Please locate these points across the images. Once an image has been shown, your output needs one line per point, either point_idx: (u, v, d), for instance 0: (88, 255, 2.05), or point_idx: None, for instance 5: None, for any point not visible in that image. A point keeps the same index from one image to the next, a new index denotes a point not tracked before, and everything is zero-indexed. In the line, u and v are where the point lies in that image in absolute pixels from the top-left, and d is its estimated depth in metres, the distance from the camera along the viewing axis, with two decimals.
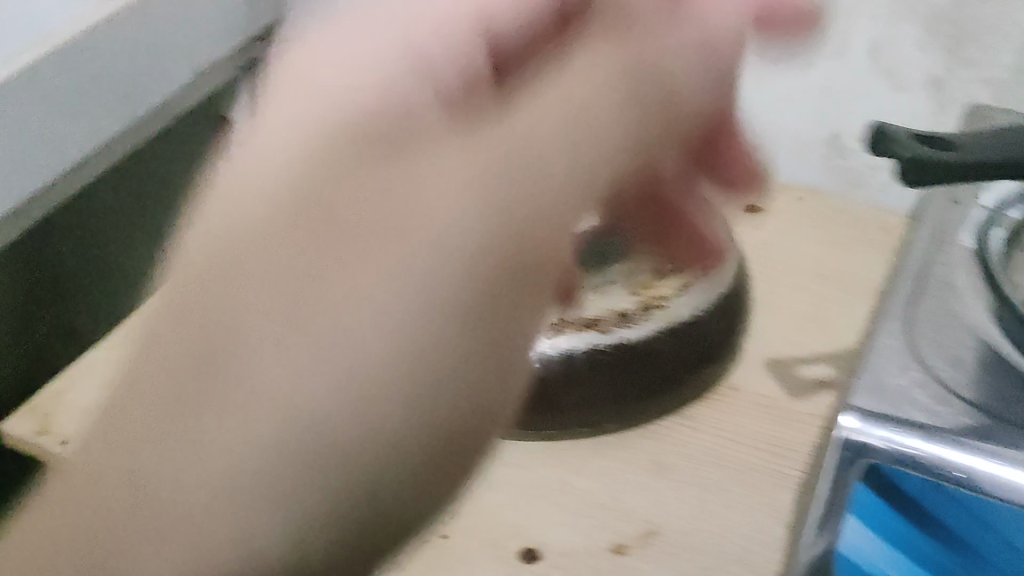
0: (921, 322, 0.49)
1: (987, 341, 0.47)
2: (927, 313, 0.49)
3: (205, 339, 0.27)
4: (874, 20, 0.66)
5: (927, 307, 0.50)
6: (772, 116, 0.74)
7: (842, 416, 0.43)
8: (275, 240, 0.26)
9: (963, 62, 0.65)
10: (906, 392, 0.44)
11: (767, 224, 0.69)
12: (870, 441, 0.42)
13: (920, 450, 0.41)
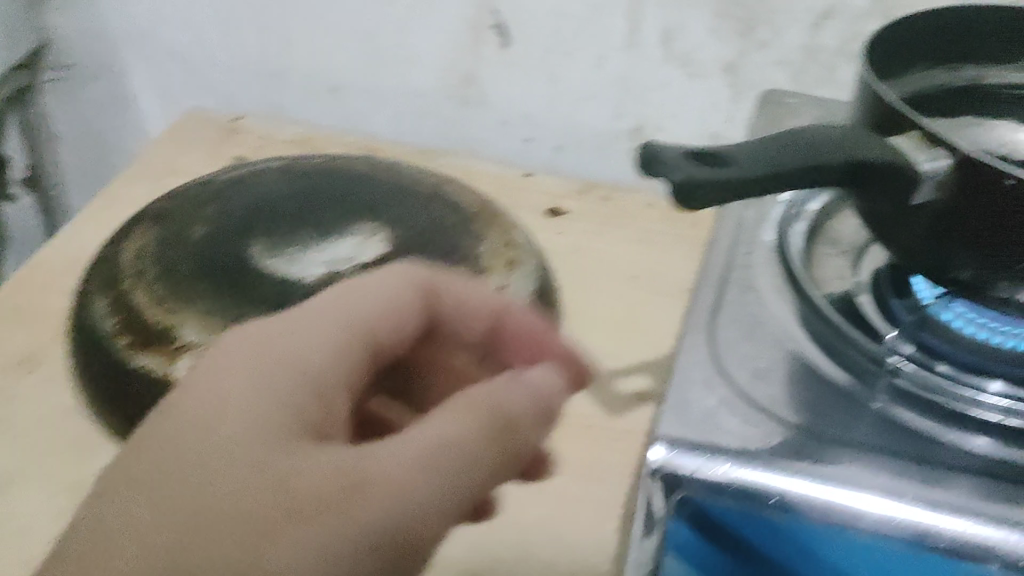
0: (730, 330, 0.46)
1: (797, 349, 0.46)
2: (734, 321, 0.47)
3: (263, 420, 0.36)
4: (663, 8, 0.66)
5: (731, 313, 0.47)
6: (564, 107, 0.72)
7: (653, 447, 0.37)
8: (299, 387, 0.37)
9: (756, 44, 0.66)
10: (712, 413, 0.41)
11: (567, 224, 0.66)
12: (682, 476, 0.36)
13: (742, 483, 0.35)
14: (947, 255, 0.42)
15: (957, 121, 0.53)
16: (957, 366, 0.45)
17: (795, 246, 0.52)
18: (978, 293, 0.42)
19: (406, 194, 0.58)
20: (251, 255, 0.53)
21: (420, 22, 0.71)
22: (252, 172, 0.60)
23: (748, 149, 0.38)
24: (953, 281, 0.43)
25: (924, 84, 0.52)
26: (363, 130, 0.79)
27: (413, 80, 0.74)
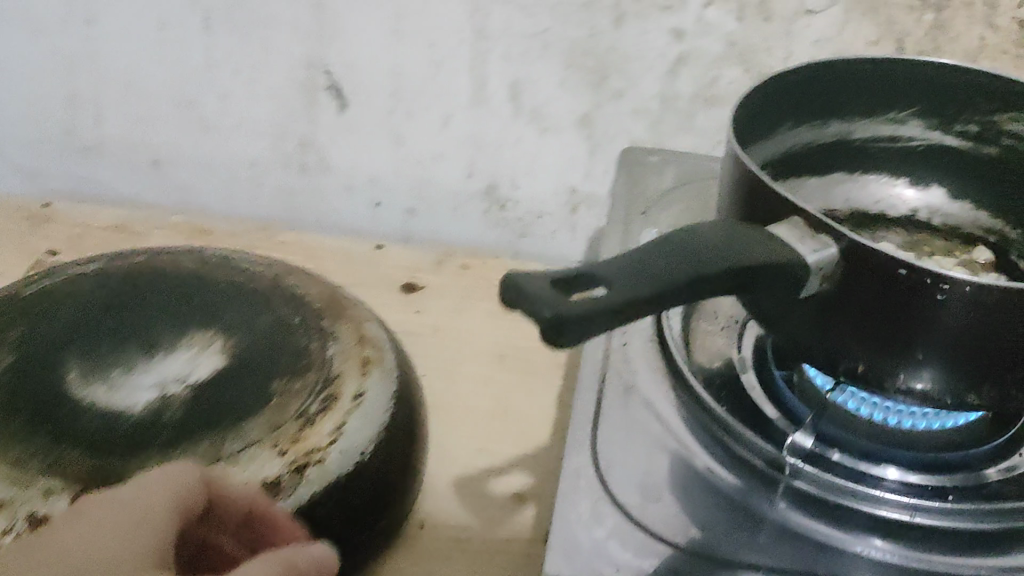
0: (613, 441, 0.42)
1: (685, 455, 0.42)
2: (614, 429, 0.43)
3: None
4: (508, 61, 0.62)
5: (612, 418, 0.44)
6: (411, 171, 0.67)
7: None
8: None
9: (609, 95, 0.63)
10: (602, 547, 0.37)
11: (424, 302, 0.61)
12: None
13: None
14: (837, 345, 0.40)
15: (828, 178, 0.52)
16: (852, 453, 0.43)
17: (671, 331, 0.49)
18: (868, 384, 0.41)
19: (239, 292, 0.53)
20: (68, 382, 0.46)
21: (246, 85, 0.65)
22: (56, 279, 0.53)
23: (627, 257, 0.34)
24: (843, 371, 0.41)
25: (785, 145, 0.48)
26: (193, 204, 0.72)
27: (243, 149, 0.68)
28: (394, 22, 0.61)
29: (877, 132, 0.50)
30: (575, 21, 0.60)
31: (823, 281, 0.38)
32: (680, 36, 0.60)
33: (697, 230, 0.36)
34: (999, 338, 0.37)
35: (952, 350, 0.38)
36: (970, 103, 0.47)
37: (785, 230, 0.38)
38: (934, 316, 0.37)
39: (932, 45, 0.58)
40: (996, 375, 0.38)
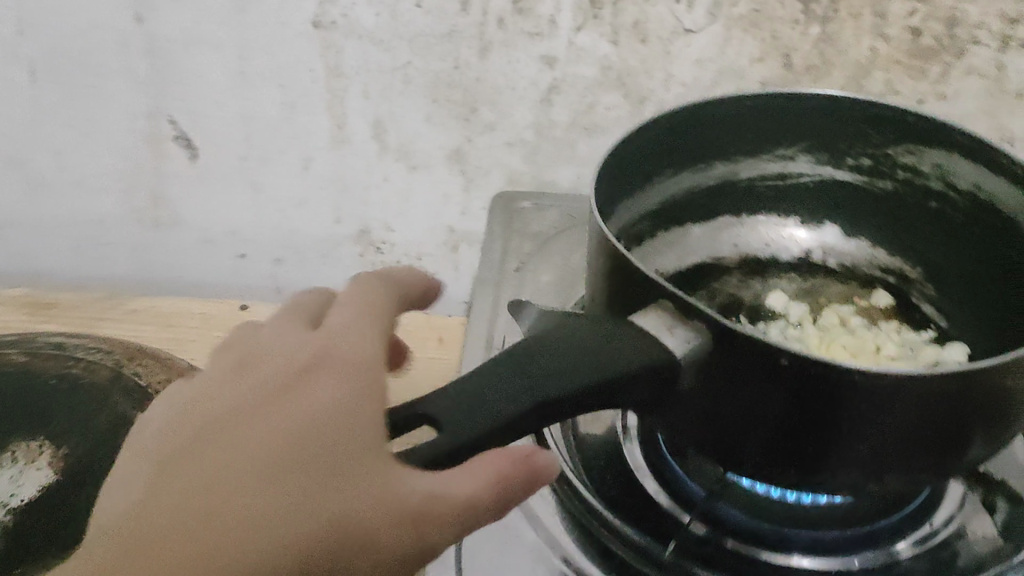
0: (480, 551, 0.38)
1: (566, 557, 0.38)
2: (482, 535, 0.38)
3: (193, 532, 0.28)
4: (368, 98, 0.58)
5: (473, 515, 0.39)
6: (273, 220, 0.63)
7: None
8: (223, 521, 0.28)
9: (480, 128, 0.58)
10: None
11: None
12: None
13: None
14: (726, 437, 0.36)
15: (716, 223, 0.47)
16: (747, 539, 0.40)
17: (551, 429, 0.45)
18: (758, 470, 0.37)
19: (69, 386, 0.47)
20: None
21: (84, 135, 0.60)
22: None
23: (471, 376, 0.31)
24: (730, 459, 0.37)
25: (665, 193, 0.44)
26: (41, 268, 0.67)
27: (89, 208, 0.64)
28: (238, 63, 0.57)
29: (765, 170, 0.45)
30: (436, 53, 0.56)
31: (697, 376, 0.34)
32: (551, 63, 0.56)
33: (574, 332, 0.33)
34: (895, 431, 0.33)
35: (844, 443, 0.34)
36: (861, 138, 0.43)
37: (652, 318, 0.34)
38: (823, 416, 0.33)
39: (820, 57, 0.54)
40: (895, 459, 0.34)
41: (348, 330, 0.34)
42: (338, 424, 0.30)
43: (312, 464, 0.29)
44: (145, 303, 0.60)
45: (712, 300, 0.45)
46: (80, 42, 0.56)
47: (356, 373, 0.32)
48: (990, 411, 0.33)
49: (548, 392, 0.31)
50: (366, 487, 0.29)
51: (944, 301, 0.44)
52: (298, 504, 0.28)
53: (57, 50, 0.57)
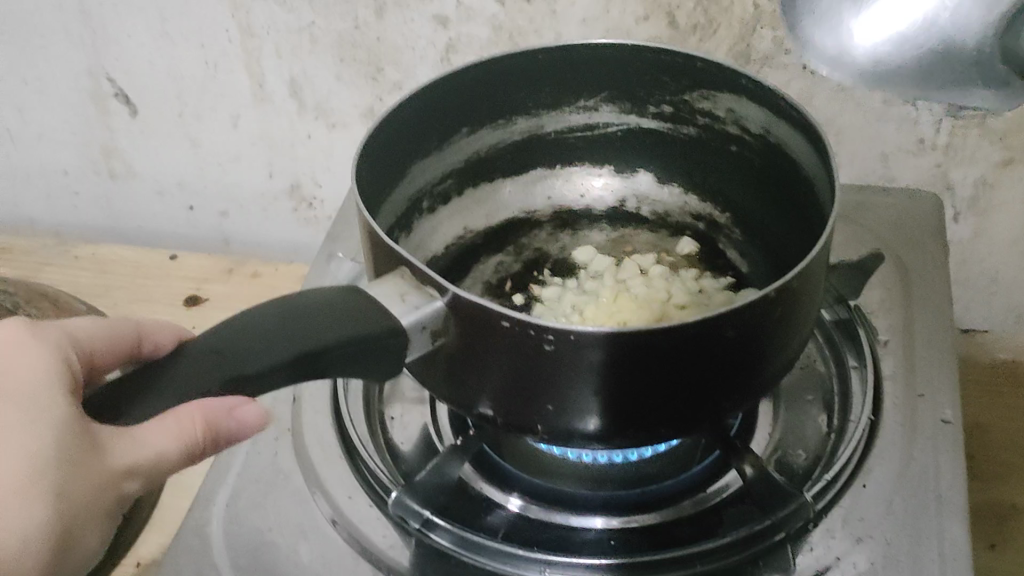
0: (244, 499, 0.41)
1: (332, 518, 0.40)
2: (253, 482, 0.41)
3: None
4: (281, 57, 0.60)
5: (259, 472, 0.42)
6: (214, 173, 0.67)
7: None
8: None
9: (389, 87, 0.60)
10: None
11: (203, 311, 0.60)
12: None
13: None
14: (467, 394, 0.37)
15: (529, 176, 0.50)
16: (527, 496, 0.41)
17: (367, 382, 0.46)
18: (519, 430, 0.38)
19: None
20: None
21: (36, 91, 0.65)
22: None
23: (224, 332, 0.34)
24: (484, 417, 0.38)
25: (463, 154, 0.45)
26: (20, 216, 0.73)
27: (50, 159, 0.68)
28: (160, 24, 0.60)
29: (574, 121, 0.46)
30: (336, 13, 0.57)
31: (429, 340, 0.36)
32: (444, 22, 0.57)
33: (257, 322, 0.34)
34: (624, 380, 0.34)
35: (578, 397, 0.35)
36: (656, 87, 0.43)
37: (386, 288, 0.36)
38: (555, 367, 0.34)
39: (704, 16, 0.53)
40: (636, 413, 0.35)
41: (20, 333, 0.33)
42: (24, 407, 0.31)
43: (42, 420, 0.30)
44: (88, 251, 0.65)
45: (518, 257, 0.49)
46: (20, 4, 0.60)
47: (37, 360, 0.32)
48: (715, 359, 0.34)
49: (256, 366, 0.33)
50: (78, 468, 0.30)
51: (758, 256, 0.45)
52: (39, 461, 0.30)
53: (3, 13, 0.61)
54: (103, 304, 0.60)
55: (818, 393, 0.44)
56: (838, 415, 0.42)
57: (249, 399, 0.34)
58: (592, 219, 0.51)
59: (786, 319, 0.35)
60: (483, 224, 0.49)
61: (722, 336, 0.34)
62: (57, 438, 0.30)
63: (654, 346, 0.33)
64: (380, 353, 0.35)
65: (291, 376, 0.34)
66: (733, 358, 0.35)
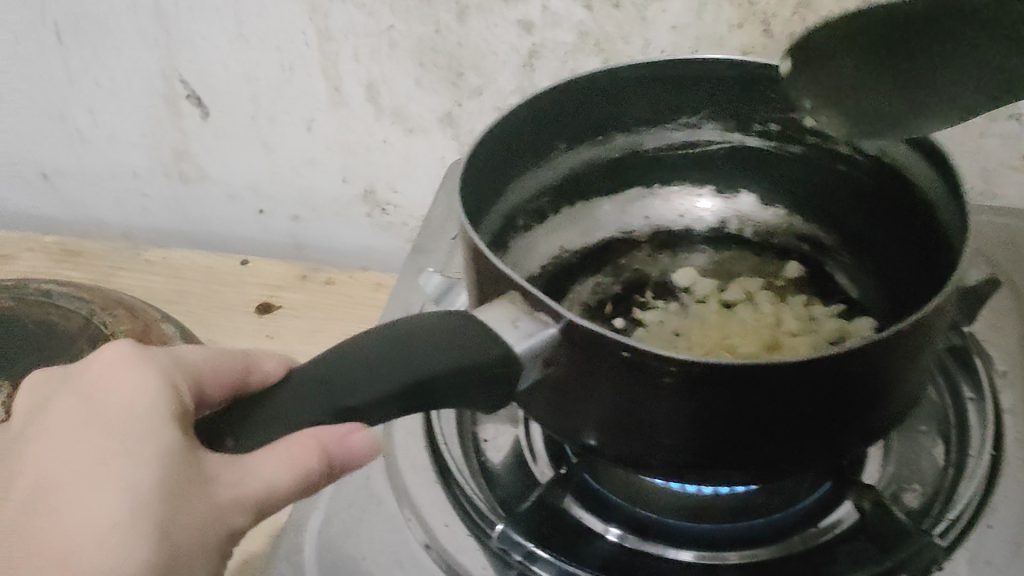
0: (338, 524, 0.40)
1: (427, 544, 0.38)
2: (345, 507, 0.40)
3: (83, 539, 0.27)
4: (359, 61, 0.59)
5: (350, 495, 0.41)
6: (289, 178, 0.66)
7: None
8: (115, 522, 0.27)
9: (469, 92, 0.59)
10: None
11: (278, 319, 0.59)
12: None
13: None
14: (577, 425, 0.35)
15: (627, 195, 0.52)
16: (635, 530, 0.40)
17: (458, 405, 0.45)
18: (631, 464, 0.36)
19: (38, 335, 0.51)
20: None
21: (109, 92, 0.64)
22: None
23: (333, 358, 0.32)
24: (587, 447, 0.37)
25: (563, 167, 0.46)
26: (90, 217, 0.72)
27: (119, 161, 0.68)
28: (236, 26, 0.58)
29: (673, 138, 0.49)
30: (417, 18, 0.56)
31: (543, 366, 0.34)
32: (528, 28, 0.55)
33: (364, 350, 0.32)
34: (746, 416, 0.32)
35: (696, 433, 0.33)
36: (759, 105, 0.45)
37: (498, 310, 0.34)
38: (673, 400, 0.32)
39: (802, 25, 0.51)
40: (755, 449, 0.33)
41: (121, 363, 0.32)
42: (124, 436, 0.29)
43: (146, 447, 0.28)
44: (160, 255, 0.64)
45: (617, 278, 0.49)
46: (95, 4, 0.59)
47: (138, 388, 0.30)
48: (851, 398, 0.32)
49: (361, 398, 0.31)
50: (187, 492, 0.28)
51: (860, 277, 0.46)
52: (151, 484, 0.28)
53: (77, 13, 0.60)
54: (177, 310, 0.59)
55: (932, 424, 0.42)
56: (955, 449, 0.40)
57: (359, 425, 0.31)
58: (690, 241, 0.52)
59: (915, 352, 0.33)
60: (580, 241, 0.50)
61: (850, 370, 0.31)
62: (158, 464, 0.28)
63: (779, 379, 0.31)
64: (493, 381, 0.33)
65: (399, 407, 0.32)
66: (860, 393, 0.33)
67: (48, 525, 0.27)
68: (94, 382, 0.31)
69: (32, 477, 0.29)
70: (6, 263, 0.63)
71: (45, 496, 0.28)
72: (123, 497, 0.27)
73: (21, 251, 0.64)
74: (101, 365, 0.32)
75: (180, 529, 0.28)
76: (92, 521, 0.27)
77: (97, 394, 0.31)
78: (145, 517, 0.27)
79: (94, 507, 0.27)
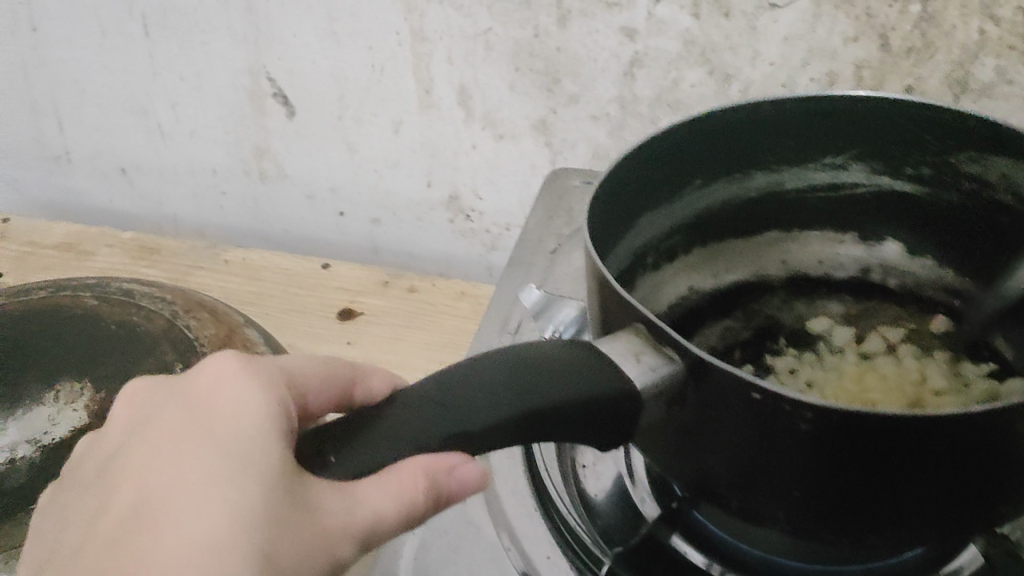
0: (435, 551, 0.38)
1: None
2: (442, 532, 0.38)
3: (175, 555, 0.24)
4: (452, 64, 0.57)
5: (447, 520, 0.39)
6: (371, 181, 0.64)
7: None
8: (213, 542, 0.24)
9: (564, 99, 0.57)
10: None
11: (360, 326, 0.57)
12: None
13: None
14: (700, 473, 0.33)
15: (765, 238, 0.48)
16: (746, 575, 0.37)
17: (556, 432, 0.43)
18: (756, 519, 0.34)
19: (120, 337, 0.50)
20: None
21: (192, 87, 0.63)
22: None
23: (445, 379, 0.29)
24: (707, 490, 0.34)
25: (695, 207, 0.44)
26: (164, 214, 0.71)
27: (196, 157, 0.66)
28: (328, 24, 0.57)
29: (818, 179, 0.45)
30: (516, 20, 0.54)
31: (666, 408, 0.31)
32: (631, 35, 0.53)
33: (488, 373, 0.29)
34: (887, 472, 0.29)
35: (830, 486, 0.30)
36: (914, 146, 0.42)
37: (620, 343, 0.31)
38: (806, 450, 0.29)
39: (922, 39, 0.49)
40: (895, 506, 0.30)
41: (227, 373, 0.29)
42: (230, 452, 0.26)
43: (249, 468, 0.26)
44: (238, 255, 0.63)
45: (747, 323, 0.47)
46: None
47: (247, 401, 0.28)
48: (1009, 469, 0.30)
49: (484, 420, 0.28)
50: (291, 518, 0.25)
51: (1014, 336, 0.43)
52: (254, 506, 0.25)
53: (165, 6, 0.59)
54: (256, 312, 0.58)
55: None
56: None
57: (469, 457, 0.28)
58: (830, 287, 0.49)
59: None
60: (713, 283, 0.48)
61: (1011, 432, 0.28)
62: (265, 483, 0.26)
63: (928, 439, 0.28)
64: (617, 414, 0.31)
65: (516, 436, 0.29)
66: (1018, 457, 0.30)
67: (139, 543, 0.24)
68: (201, 392, 0.29)
69: (126, 494, 0.26)
70: (84, 258, 0.62)
71: (138, 514, 0.25)
72: (226, 515, 0.25)
73: (99, 246, 0.63)
74: (209, 372, 0.29)
75: (282, 558, 0.25)
76: (189, 538, 0.24)
77: (198, 406, 0.28)
78: (247, 537, 0.24)
79: (192, 524, 0.24)
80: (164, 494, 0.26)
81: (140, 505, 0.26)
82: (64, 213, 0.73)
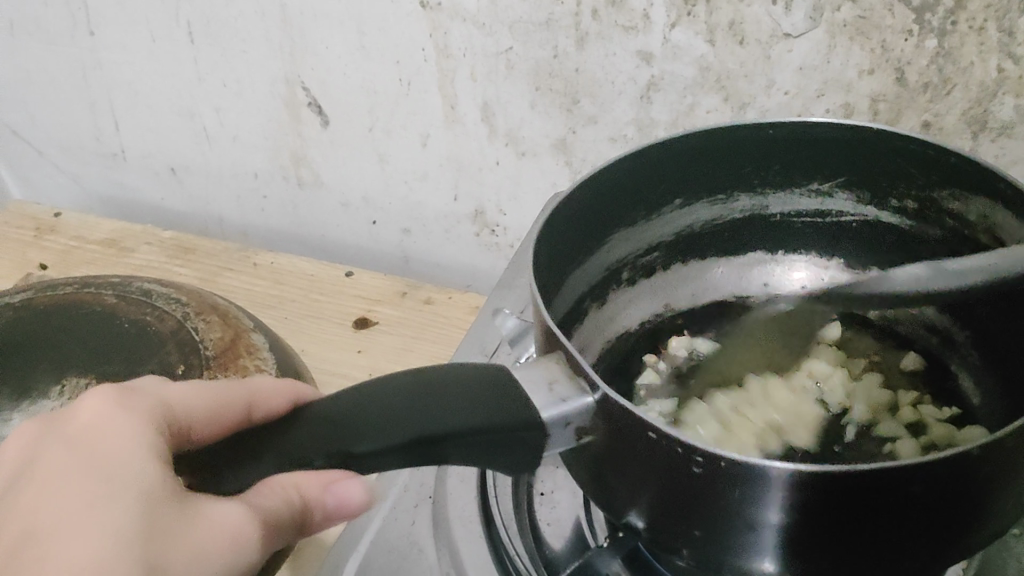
0: (375, 571, 0.39)
1: None
2: (385, 552, 0.39)
3: (82, 547, 0.25)
4: (476, 81, 0.57)
5: (391, 540, 0.40)
6: (401, 193, 0.66)
7: None
8: (114, 532, 0.25)
9: (583, 119, 0.57)
10: None
11: (371, 334, 0.58)
12: None
13: None
14: (615, 502, 0.33)
15: (745, 259, 0.50)
16: None
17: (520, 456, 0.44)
18: (668, 548, 0.33)
19: (132, 335, 0.52)
20: None
21: (233, 92, 0.64)
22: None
23: (353, 399, 0.30)
24: (632, 526, 0.34)
25: (673, 227, 0.46)
26: (211, 214, 0.74)
27: (241, 162, 0.68)
28: (358, 38, 0.58)
29: (800, 205, 0.46)
30: (537, 40, 0.54)
31: (578, 435, 0.31)
32: (648, 58, 0.53)
33: (390, 397, 0.30)
34: (780, 518, 0.29)
35: (724, 528, 0.30)
36: (900, 179, 0.41)
37: (537, 371, 0.31)
38: (699, 487, 0.29)
39: (938, 75, 0.47)
40: (797, 557, 0.30)
41: (107, 401, 0.30)
42: (110, 484, 0.27)
43: (134, 478, 0.27)
44: (267, 259, 0.65)
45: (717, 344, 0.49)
46: (224, 8, 0.60)
47: (127, 435, 0.28)
48: (906, 527, 0.29)
49: (367, 445, 0.29)
50: (184, 518, 0.27)
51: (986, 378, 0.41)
52: (146, 509, 0.26)
53: (208, 15, 0.61)
54: (275, 316, 0.60)
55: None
56: None
57: (350, 473, 0.30)
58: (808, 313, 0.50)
59: (998, 482, 0.29)
60: (686, 297, 0.50)
61: (907, 492, 0.27)
62: (145, 510, 0.26)
63: (816, 488, 0.27)
64: (515, 444, 0.31)
65: (405, 460, 0.30)
66: (923, 518, 0.28)
67: (40, 548, 0.25)
68: (78, 427, 0.29)
69: (16, 508, 0.27)
70: (124, 255, 0.65)
71: (35, 522, 0.26)
72: (121, 515, 0.26)
73: (139, 244, 0.66)
74: (86, 409, 0.30)
75: (189, 545, 0.26)
76: (88, 535, 0.25)
77: (80, 429, 0.29)
78: (146, 531, 0.25)
79: (77, 551, 0.25)
80: (58, 498, 0.27)
81: (33, 515, 0.26)
82: (123, 208, 0.77)
